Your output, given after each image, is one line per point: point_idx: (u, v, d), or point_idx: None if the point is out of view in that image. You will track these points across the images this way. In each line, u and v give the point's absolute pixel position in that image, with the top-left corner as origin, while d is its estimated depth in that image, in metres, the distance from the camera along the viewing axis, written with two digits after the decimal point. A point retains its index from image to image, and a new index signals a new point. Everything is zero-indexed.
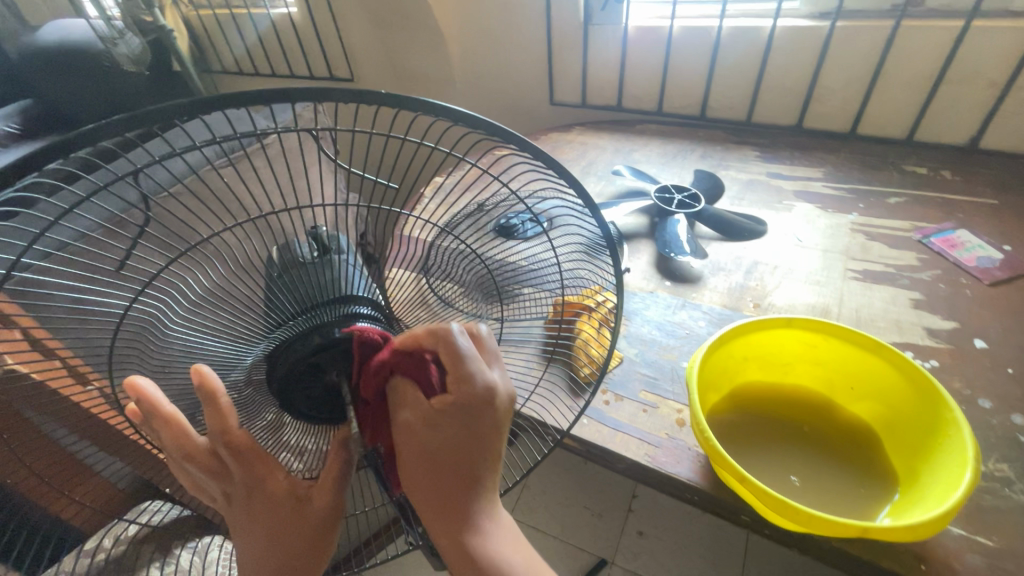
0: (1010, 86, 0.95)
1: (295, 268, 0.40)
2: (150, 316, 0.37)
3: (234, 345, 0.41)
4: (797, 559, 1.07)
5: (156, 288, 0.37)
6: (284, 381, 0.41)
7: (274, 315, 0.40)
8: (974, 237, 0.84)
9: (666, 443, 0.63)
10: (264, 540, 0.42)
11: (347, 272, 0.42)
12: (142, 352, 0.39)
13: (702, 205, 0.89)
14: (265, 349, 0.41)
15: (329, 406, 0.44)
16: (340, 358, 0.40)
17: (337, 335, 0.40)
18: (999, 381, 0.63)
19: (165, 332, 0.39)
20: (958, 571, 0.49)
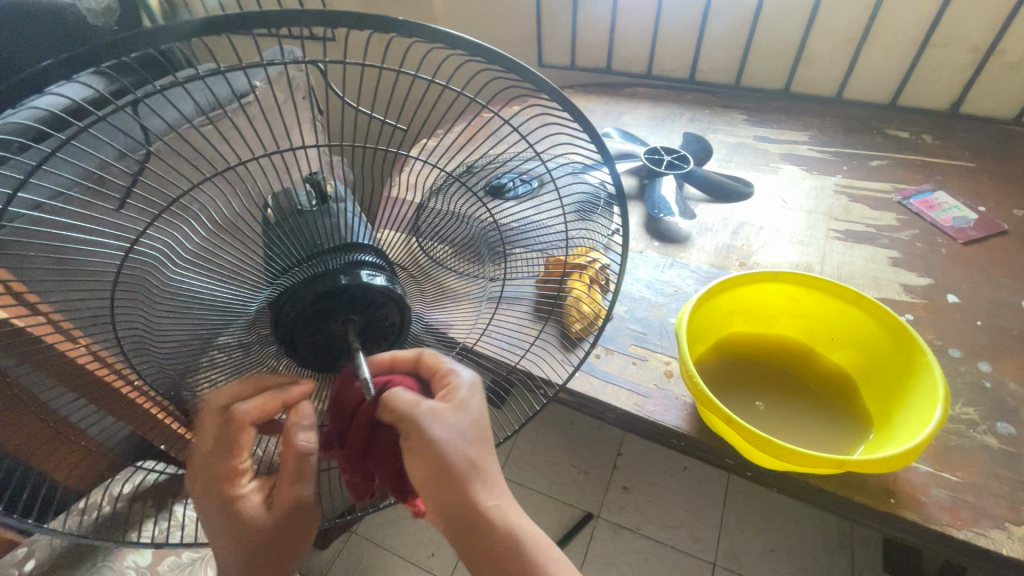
0: (992, 50, 0.97)
1: (298, 213, 0.39)
2: (152, 258, 0.36)
3: (239, 295, 0.40)
4: (773, 509, 1.13)
5: (155, 232, 0.36)
6: (291, 329, 0.41)
7: (277, 263, 0.39)
8: (951, 199, 0.86)
9: (655, 393, 0.65)
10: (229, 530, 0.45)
11: (348, 220, 0.41)
12: (141, 306, 0.38)
13: (691, 166, 0.90)
14: (271, 296, 0.40)
15: (330, 353, 0.44)
16: (345, 304, 0.41)
17: (345, 283, 0.40)
18: (969, 332, 0.67)
19: (165, 283, 0.37)
20: (923, 503, 0.53)
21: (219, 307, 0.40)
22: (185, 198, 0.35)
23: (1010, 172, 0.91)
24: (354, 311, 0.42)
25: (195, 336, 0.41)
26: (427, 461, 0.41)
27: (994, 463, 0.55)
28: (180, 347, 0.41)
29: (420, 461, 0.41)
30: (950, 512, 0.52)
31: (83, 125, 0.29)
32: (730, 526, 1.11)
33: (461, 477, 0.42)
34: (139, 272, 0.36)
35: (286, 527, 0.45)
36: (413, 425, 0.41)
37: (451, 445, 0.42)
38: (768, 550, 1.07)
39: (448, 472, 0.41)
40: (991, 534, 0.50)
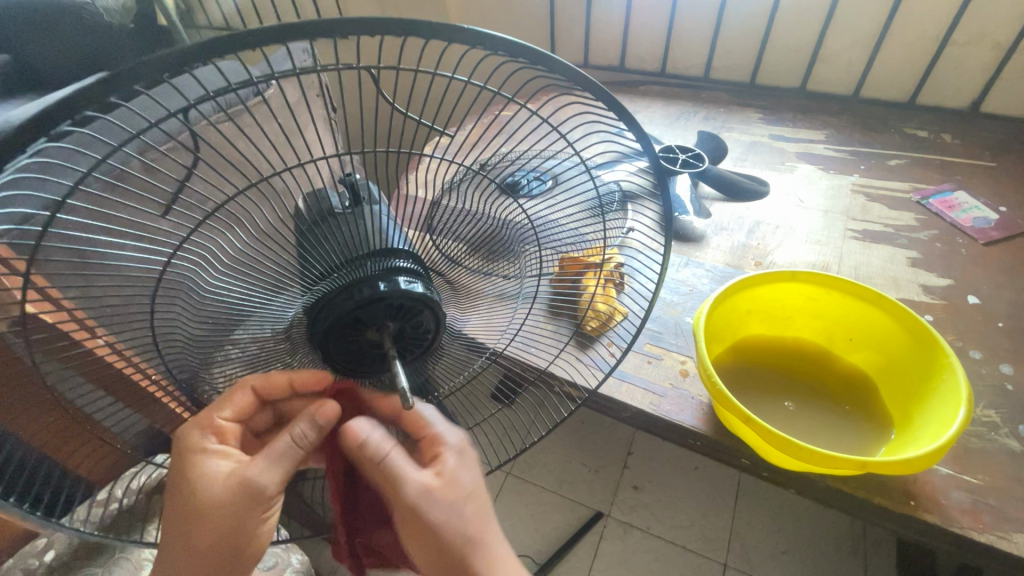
0: (1014, 48, 0.95)
1: (334, 217, 0.36)
2: (189, 270, 0.34)
3: (274, 300, 0.38)
4: (784, 510, 1.12)
5: (194, 241, 0.33)
6: (327, 333, 0.38)
7: (314, 270, 0.37)
8: (971, 198, 0.85)
9: (671, 393, 0.65)
10: (178, 517, 0.41)
11: (382, 222, 0.38)
12: (179, 316, 0.36)
13: (706, 165, 0.86)
14: (309, 302, 0.38)
15: (365, 358, 0.42)
16: (383, 312, 0.38)
17: (382, 290, 0.37)
18: (990, 334, 0.66)
19: (201, 291, 0.35)
20: (945, 506, 0.52)
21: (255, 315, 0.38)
22: (225, 205, 0.33)
23: None
24: (391, 317, 0.39)
25: (225, 340, 0.39)
26: (416, 541, 0.41)
27: (1017, 466, 0.54)
28: (212, 349, 0.40)
29: (418, 541, 0.41)
30: (971, 515, 0.51)
31: (134, 134, 0.26)
32: (741, 526, 1.11)
33: (456, 559, 0.40)
34: (175, 284, 0.34)
35: (232, 517, 0.41)
36: (405, 508, 0.41)
37: (439, 525, 0.40)
38: (780, 552, 1.07)
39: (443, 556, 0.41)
40: (1015, 538, 0.49)
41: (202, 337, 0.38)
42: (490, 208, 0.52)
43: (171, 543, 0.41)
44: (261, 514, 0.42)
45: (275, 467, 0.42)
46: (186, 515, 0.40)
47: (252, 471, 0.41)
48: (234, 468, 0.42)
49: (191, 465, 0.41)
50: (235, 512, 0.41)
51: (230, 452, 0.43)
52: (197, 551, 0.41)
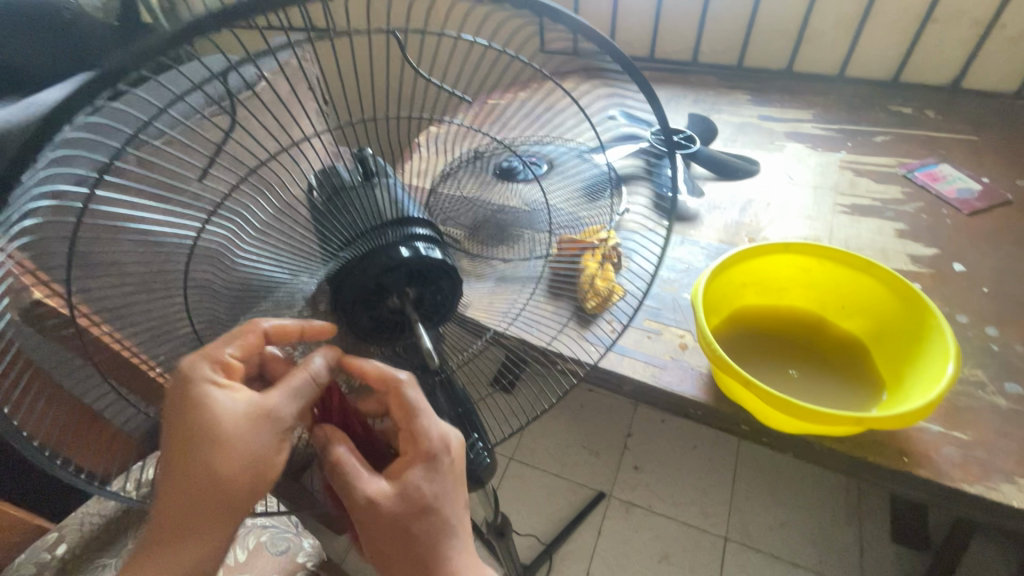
0: (993, 25, 0.98)
1: (347, 186, 0.39)
2: (221, 240, 0.37)
3: (298, 271, 0.41)
4: (781, 483, 1.15)
5: (223, 213, 0.36)
6: (350, 301, 0.40)
7: (334, 238, 0.39)
8: (954, 171, 0.88)
9: (671, 364, 0.67)
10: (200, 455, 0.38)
11: (393, 194, 0.40)
12: (210, 288, 0.38)
13: (698, 146, 0.88)
14: (332, 270, 0.41)
15: (386, 327, 0.43)
16: (403, 278, 0.40)
17: (404, 256, 0.39)
18: (976, 299, 0.68)
19: (233, 261, 0.38)
20: (936, 461, 0.54)
21: (279, 286, 0.42)
22: (249, 177, 0.36)
23: (1013, 144, 0.92)
24: (410, 284, 0.41)
25: (250, 309, 0.42)
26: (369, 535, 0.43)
27: (1004, 422, 0.56)
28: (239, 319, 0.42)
29: (371, 536, 0.42)
30: (961, 469, 0.54)
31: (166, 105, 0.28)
32: (740, 501, 1.13)
33: (407, 556, 0.42)
34: (209, 254, 0.37)
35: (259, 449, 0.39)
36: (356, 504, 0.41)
37: (393, 528, 0.41)
38: (778, 524, 1.10)
39: (395, 550, 0.42)
40: (1002, 488, 0.52)
41: (229, 307, 0.41)
42: None
43: (184, 480, 0.39)
44: (279, 441, 0.40)
45: (294, 400, 0.39)
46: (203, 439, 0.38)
47: (272, 405, 0.39)
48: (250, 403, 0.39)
49: (197, 405, 0.38)
50: (254, 443, 0.39)
51: (239, 388, 0.39)
52: (217, 486, 0.39)
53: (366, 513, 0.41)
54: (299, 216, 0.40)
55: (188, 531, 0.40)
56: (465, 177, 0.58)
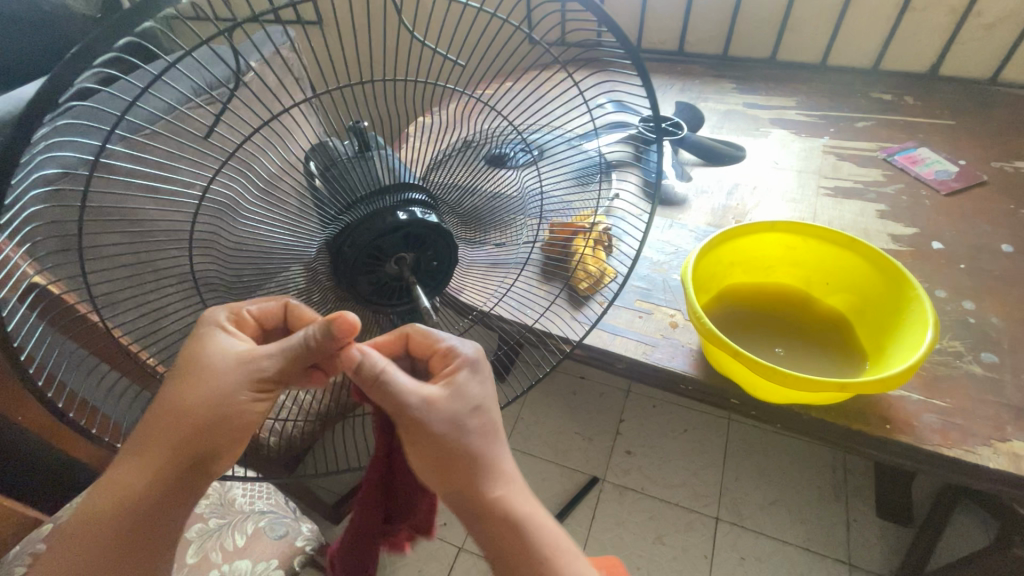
0: (968, 13, 1.00)
1: (344, 157, 0.41)
2: (223, 203, 0.39)
3: (300, 238, 0.43)
4: (770, 463, 1.18)
5: (225, 175, 0.38)
6: (349, 262, 0.44)
7: (334, 203, 0.42)
8: (933, 154, 0.90)
9: (662, 342, 0.68)
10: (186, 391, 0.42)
11: (387, 163, 0.43)
12: (214, 250, 0.40)
13: (685, 132, 0.90)
14: (333, 235, 0.43)
15: (390, 291, 0.49)
16: (401, 241, 0.44)
17: (403, 219, 0.43)
18: (953, 275, 0.71)
19: (236, 226, 0.40)
20: (916, 427, 0.57)
21: (284, 254, 0.43)
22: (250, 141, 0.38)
23: (989, 128, 0.95)
24: (406, 248, 0.45)
25: (258, 280, 0.44)
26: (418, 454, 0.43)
27: (981, 389, 0.59)
28: (241, 287, 0.45)
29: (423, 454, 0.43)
30: (940, 434, 0.56)
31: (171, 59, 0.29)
32: (730, 481, 1.16)
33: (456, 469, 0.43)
34: (213, 215, 0.39)
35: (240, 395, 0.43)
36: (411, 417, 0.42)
37: (446, 435, 0.42)
38: (768, 503, 1.12)
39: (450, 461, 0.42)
40: (979, 451, 0.54)
41: (233, 274, 0.43)
42: (478, 181, 0.55)
43: (166, 405, 0.42)
44: (252, 389, 0.43)
45: (279, 357, 0.43)
46: (193, 374, 0.42)
47: (259, 358, 0.43)
48: (243, 354, 0.43)
49: (201, 340, 0.42)
50: (235, 386, 0.43)
51: (243, 337, 0.44)
52: (189, 417, 0.42)
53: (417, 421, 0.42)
54: (296, 186, 0.42)
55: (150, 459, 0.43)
56: (456, 167, 0.53)
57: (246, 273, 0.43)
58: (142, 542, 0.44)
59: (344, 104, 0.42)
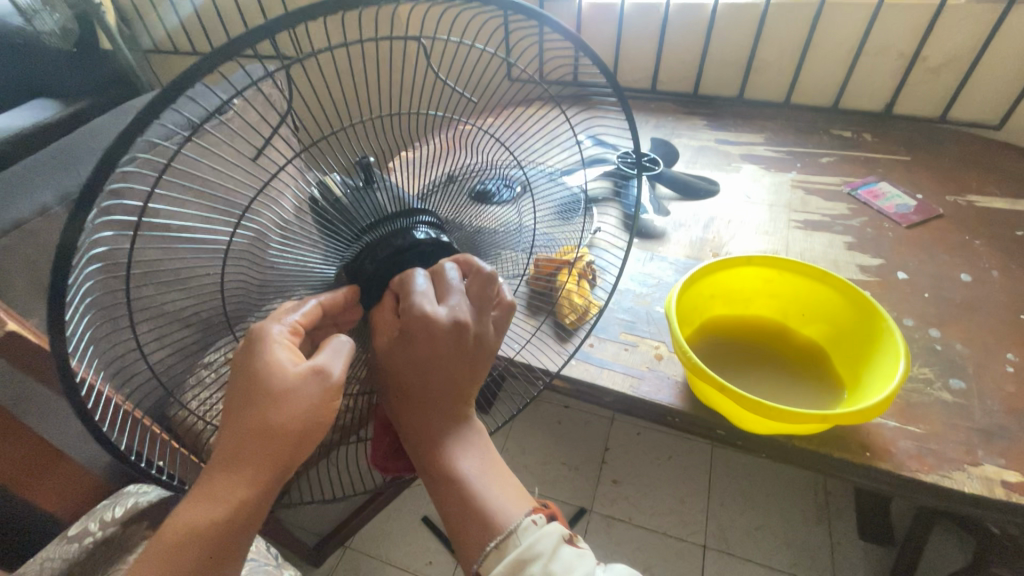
0: (916, 58, 1.07)
1: (350, 192, 0.45)
2: (252, 238, 0.42)
3: (320, 261, 0.47)
4: (754, 488, 1.19)
5: (250, 216, 0.41)
6: (371, 277, 0.48)
7: (349, 227, 0.46)
8: (892, 188, 0.96)
9: (648, 375, 0.70)
10: (264, 404, 0.41)
11: (393, 194, 0.48)
12: (243, 281, 0.43)
13: (662, 168, 0.94)
14: (355, 253, 0.48)
15: None
16: (416, 259, 0.48)
17: (415, 239, 0.48)
18: (919, 304, 0.75)
19: (265, 256, 0.43)
20: (895, 453, 0.59)
21: (302, 277, 0.47)
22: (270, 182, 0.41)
23: (941, 164, 1.02)
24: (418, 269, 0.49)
25: (275, 297, 0.47)
26: (400, 379, 0.48)
27: (951, 414, 0.62)
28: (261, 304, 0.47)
29: (399, 369, 0.47)
30: (917, 459, 0.58)
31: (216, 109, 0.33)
32: (716, 508, 1.16)
33: (421, 403, 0.48)
34: (242, 250, 0.41)
35: (314, 397, 0.42)
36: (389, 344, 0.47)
37: (409, 371, 0.47)
38: (753, 528, 1.13)
39: (422, 397, 0.48)
40: (954, 475, 0.56)
41: (254, 299, 0.46)
42: (467, 217, 0.57)
43: (241, 416, 0.41)
44: (330, 396, 0.43)
45: (342, 357, 0.44)
46: (262, 385, 0.41)
47: (325, 362, 0.43)
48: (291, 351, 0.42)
49: (257, 356, 0.41)
50: (306, 392, 0.42)
51: (296, 350, 0.43)
52: (273, 433, 0.41)
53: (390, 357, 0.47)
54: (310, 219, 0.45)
55: (241, 472, 0.42)
56: (442, 202, 0.54)
57: (263, 292, 0.46)
58: (232, 551, 0.44)
59: (337, 145, 0.43)
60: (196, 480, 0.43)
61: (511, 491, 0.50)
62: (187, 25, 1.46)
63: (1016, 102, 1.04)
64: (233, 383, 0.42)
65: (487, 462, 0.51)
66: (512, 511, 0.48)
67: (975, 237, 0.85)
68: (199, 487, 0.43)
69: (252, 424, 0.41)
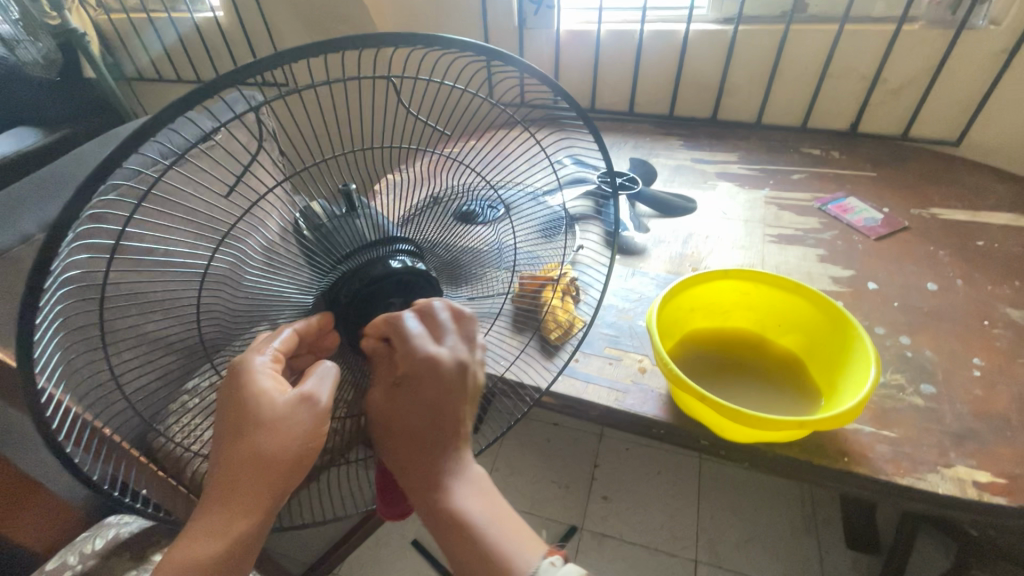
0: (877, 79, 1.13)
1: (329, 220, 0.46)
2: (230, 266, 0.43)
3: (299, 286, 0.48)
4: (744, 501, 1.20)
5: (228, 244, 0.42)
6: (348, 305, 0.49)
7: (328, 256, 0.47)
8: (861, 203, 1.00)
9: (632, 388, 0.71)
10: (254, 437, 0.43)
11: (371, 220, 0.49)
12: (220, 308, 0.44)
13: (640, 187, 0.97)
14: (330, 283, 0.49)
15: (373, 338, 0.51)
16: (392, 287, 0.49)
17: (392, 268, 0.49)
18: (889, 312, 0.78)
19: (241, 282, 0.44)
20: (871, 457, 0.61)
21: (278, 304, 0.48)
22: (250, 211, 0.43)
23: (906, 179, 1.06)
24: (397, 293, 0.50)
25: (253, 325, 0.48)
26: (398, 422, 0.48)
27: (924, 418, 0.64)
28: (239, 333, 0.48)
29: (404, 410, 0.48)
30: (893, 463, 0.60)
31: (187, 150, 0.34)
32: (706, 521, 1.17)
33: (427, 444, 0.49)
34: (220, 277, 0.43)
35: (300, 426, 0.44)
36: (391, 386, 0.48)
37: (409, 412, 0.48)
38: (743, 541, 1.14)
39: (422, 439, 0.49)
40: (928, 477, 0.58)
41: (234, 323, 0.46)
42: (450, 237, 0.57)
43: (233, 450, 0.44)
44: (316, 420, 0.45)
45: (329, 383, 0.46)
46: (250, 418, 0.43)
47: (310, 389, 0.45)
48: (272, 379, 0.44)
49: (244, 388, 0.43)
50: (295, 422, 0.44)
51: (280, 378, 0.45)
52: (267, 462, 0.44)
53: (388, 404, 0.48)
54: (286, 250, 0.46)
55: (236, 504, 0.44)
56: (427, 222, 0.55)
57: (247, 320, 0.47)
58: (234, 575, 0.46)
59: (320, 176, 0.46)
60: (195, 514, 0.45)
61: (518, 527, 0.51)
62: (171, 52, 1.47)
63: (973, 119, 1.10)
64: (221, 415, 0.44)
65: (495, 505, 0.52)
66: (529, 556, 0.48)
67: (940, 248, 0.89)
68: (197, 520, 0.45)
69: (243, 457, 0.43)
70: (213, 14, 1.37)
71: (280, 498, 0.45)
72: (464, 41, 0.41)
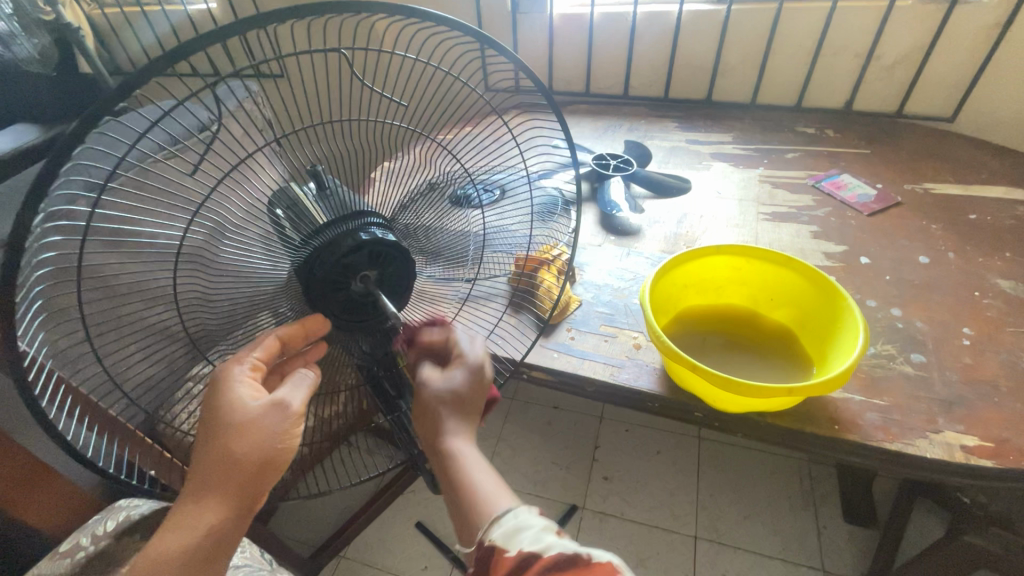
0: (870, 56, 1.13)
1: (305, 199, 0.46)
2: (205, 235, 0.42)
3: (274, 264, 0.46)
4: (742, 478, 1.22)
5: (203, 213, 0.41)
6: (318, 282, 0.47)
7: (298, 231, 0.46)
8: (854, 179, 1.00)
9: (628, 363, 0.72)
10: (229, 441, 0.44)
11: (346, 195, 0.48)
12: (200, 291, 0.43)
13: (635, 167, 0.99)
14: (300, 259, 0.47)
15: (358, 311, 0.51)
16: (365, 259, 0.47)
17: (362, 239, 0.47)
18: (880, 285, 0.79)
19: (216, 256, 0.43)
20: (861, 425, 0.62)
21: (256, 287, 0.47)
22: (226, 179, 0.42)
23: (900, 155, 1.07)
24: (371, 266, 0.48)
25: (241, 319, 0.48)
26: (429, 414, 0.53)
27: (913, 386, 0.65)
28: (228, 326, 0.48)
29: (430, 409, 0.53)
30: (883, 430, 0.61)
31: (159, 119, 0.33)
32: (705, 499, 1.19)
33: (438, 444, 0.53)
34: (195, 251, 0.42)
35: (272, 432, 0.45)
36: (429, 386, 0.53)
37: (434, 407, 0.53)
38: (742, 517, 1.15)
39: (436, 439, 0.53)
40: (917, 442, 0.60)
41: (219, 311, 0.46)
42: (444, 221, 0.57)
43: (208, 448, 0.45)
44: (288, 423, 0.46)
45: (303, 390, 0.48)
46: (225, 423, 0.44)
47: (283, 395, 0.47)
48: (250, 387, 0.45)
49: (221, 393, 0.44)
50: (268, 427, 0.45)
51: (257, 384, 0.46)
52: (236, 463, 0.45)
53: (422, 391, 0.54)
54: (260, 225, 0.45)
55: (210, 499, 0.46)
56: (422, 208, 0.55)
57: (232, 310, 0.47)
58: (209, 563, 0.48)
59: (298, 145, 0.45)
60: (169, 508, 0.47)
61: (496, 495, 0.51)
62: (164, 42, 1.47)
63: (967, 94, 1.10)
64: (201, 414, 0.45)
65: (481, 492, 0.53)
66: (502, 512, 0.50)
67: (932, 221, 0.90)
68: (175, 514, 0.47)
69: (218, 456, 0.45)
70: (207, 5, 1.37)
71: (249, 495, 0.47)
72: (450, 20, 0.40)
